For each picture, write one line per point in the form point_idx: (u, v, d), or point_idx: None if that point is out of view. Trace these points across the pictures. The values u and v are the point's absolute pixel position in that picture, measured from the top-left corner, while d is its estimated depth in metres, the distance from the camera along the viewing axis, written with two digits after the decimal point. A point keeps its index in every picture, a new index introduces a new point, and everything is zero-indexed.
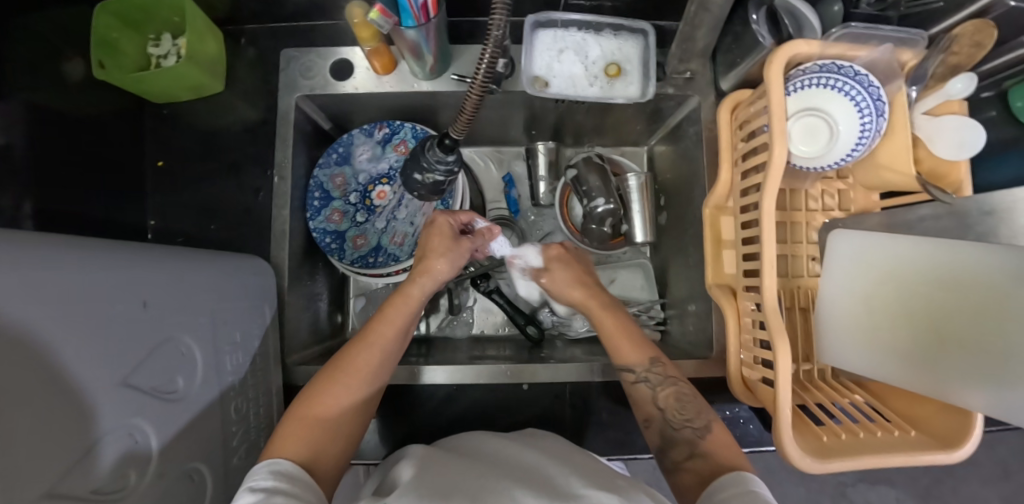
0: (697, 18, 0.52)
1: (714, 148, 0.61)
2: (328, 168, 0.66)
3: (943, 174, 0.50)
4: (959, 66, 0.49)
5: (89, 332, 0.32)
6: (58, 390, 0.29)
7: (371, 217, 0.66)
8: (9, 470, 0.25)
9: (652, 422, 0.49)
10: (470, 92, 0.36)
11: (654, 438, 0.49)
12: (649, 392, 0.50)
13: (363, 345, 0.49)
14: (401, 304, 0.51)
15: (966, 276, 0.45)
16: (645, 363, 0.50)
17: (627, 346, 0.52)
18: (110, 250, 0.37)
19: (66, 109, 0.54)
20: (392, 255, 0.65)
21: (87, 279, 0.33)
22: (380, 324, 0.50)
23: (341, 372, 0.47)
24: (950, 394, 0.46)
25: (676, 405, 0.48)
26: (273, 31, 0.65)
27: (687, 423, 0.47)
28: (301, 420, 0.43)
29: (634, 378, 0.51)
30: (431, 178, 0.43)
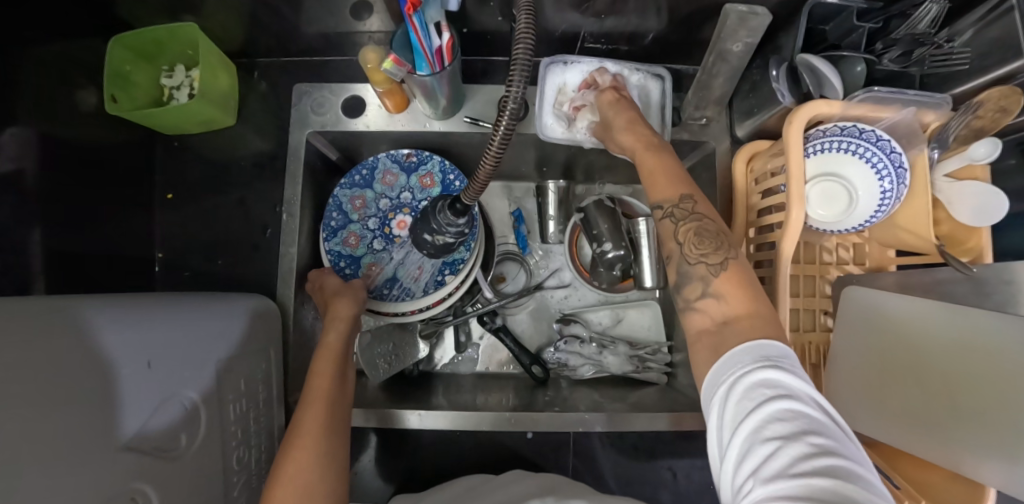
0: (715, 67, 0.52)
1: (728, 198, 0.60)
2: (350, 188, 0.64)
3: (964, 239, 0.49)
4: (983, 130, 0.47)
5: (71, 407, 0.32)
6: (45, 468, 0.28)
7: (389, 248, 0.63)
8: None
9: (671, 258, 0.43)
10: (483, 162, 0.35)
11: (671, 274, 0.43)
12: (671, 226, 0.43)
13: (308, 407, 0.47)
14: (326, 353, 0.52)
15: (983, 343, 0.44)
16: (672, 196, 0.44)
17: (662, 179, 0.45)
18: (105, 317, 0.37)
19: (75, 140, 0.54)
20: (406, 290, 0.62)
21: (65, 350, 0.33)
22: (315, 381, 0.49)
23: (300, 440, 0.44)
24: (961, 463, 0.44)
25: (698, 239, 0.42)
26: (286, 65, 0.64)
27: (703, 260, 0.41)
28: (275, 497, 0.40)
29: (659, 213, 0.45)
30: (442, 239, 0.43)
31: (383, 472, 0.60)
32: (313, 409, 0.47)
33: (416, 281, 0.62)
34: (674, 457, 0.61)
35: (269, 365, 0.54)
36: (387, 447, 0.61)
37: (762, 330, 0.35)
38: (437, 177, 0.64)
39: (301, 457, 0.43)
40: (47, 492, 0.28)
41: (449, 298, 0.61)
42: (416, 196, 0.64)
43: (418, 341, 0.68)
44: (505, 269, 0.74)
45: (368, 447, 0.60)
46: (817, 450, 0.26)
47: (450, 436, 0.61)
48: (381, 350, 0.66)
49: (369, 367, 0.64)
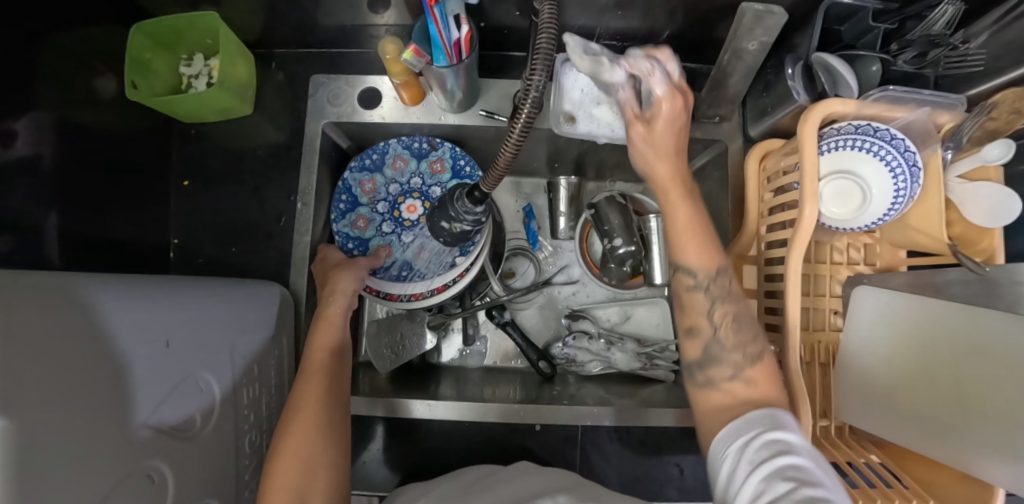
0: (730, 65, 0.53)
1: (739, 196, 0.60)
2: (360, 172, 0.65)
3: (975, 240, 0.49)
4: (997, 131, 0.47)
5: (94, 384, 0.31)
6: (65, 449, 0.28)
7: (398, 232, 0.64)
8: None
9: (698, 332, 0.43)
10: (505, 147, 0.36)
11: (696, 350, 0.43)
12: (705, 302, 0.43)
13: (307, 380, 0.48)
14: (327, 324, 0.52)
15: (986, 345, 0.44)
16: (714, 272, 0.43)
17: (698, 247, 0.44)
18: (114, 291, 0.36)
19: (94, 126, 0.54)
20: (417, 272, 0.61)
21: (80, 320, 0.31)
22: (314, 355, 0.50)
23: (297, 415, 0.46)
24: (969, 463, 0.45)
25: (732, 323, 0.43)
26: (303, 56, 0.65)
27: (741, 346, 0.42)
28: (277, 473, 0.43)
29: (692, 283, 0.44)
30: (459, 227, 0.43)
31: (389, 464, 0.61)
32: (312, 384, 0.48)
33: (426, 263, 0.62)
34: (681, 454, 0.61)
35: (282, 352, 0.55)
36: (394, 437, 0.62)
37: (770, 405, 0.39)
38: (449, 163, 0.64)
39: (301, 430, 0.45)
40: (69, 472, 0.28)
41: (453, 285, 0.58)
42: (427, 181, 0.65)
43: (426, 332, 0.68)
44: (515, 264, 0.74)
45: (377, 433, 0.61)
46: (825, 499, 0.30)
47: (458, 427, 0.62)
48: (384, 341, 0.68)
49: (376, 357, 0.66)
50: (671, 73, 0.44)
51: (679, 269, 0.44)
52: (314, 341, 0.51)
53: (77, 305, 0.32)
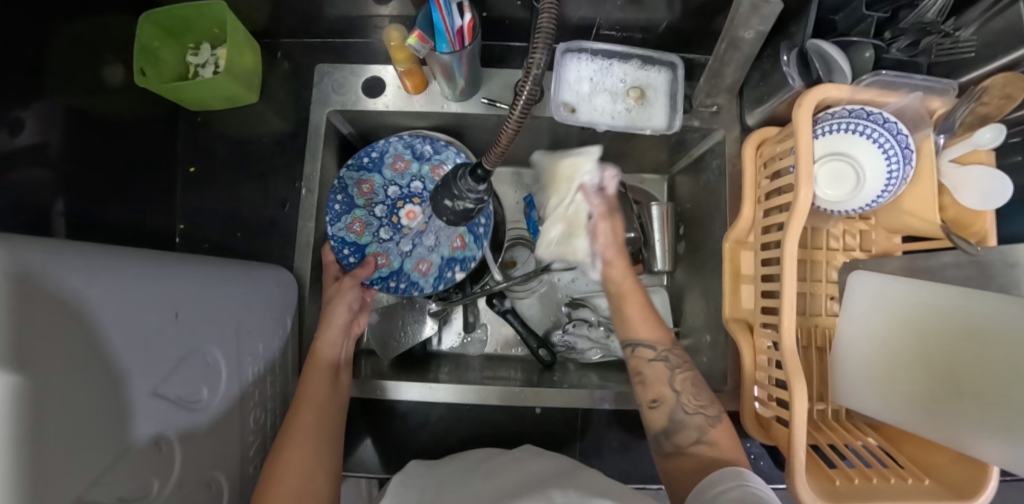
0: (727, 54, 0.54)
1: (737, 184, 0.62)
2: (359, 171, 0.64)
3: (969, 222, 0.49)
4: (988, 116, 0.48)
5: (111, 350, 0.32)
6: (81, 411, 0.30)
7: (396, 240, 0.66)
8: (41, 473, 0.26)
9: (663, 401, 0.53)
10: (506, 124, 0.36)
11: (660, 419, 0.52)
12: (665, 372, 0.54)
13: (297, 414, 0.49)
14: (320, 366, 0.54)
15: (981, 325, 0.45)
16: (667, 344, 0.56)
17: (649, 329, 0.58)
18: (132, 262, 0.37)
19: (101, 113, 0.55)
20: (414, 283, 0.65)
21: (102, 285, 0.33)
22: (310, 387, 0.51)
23: (290, 443, 0.46)
24: (965, 443, 0.45)
25: (690, 388, 0.53)
26: (308, 46, 0.66)
27: (699, 408, 0.52)
28: (268, 499, 0.42)
29: (650, 357, 0.56)
30: (462, 205, 0.44)
31: (390, 447, 0.61)
32: (306, 414, 0.49)
33: (422, 275, 0.66)
34: None
35: (286, 333, 0.56)
36: (395, 421, 0.62)
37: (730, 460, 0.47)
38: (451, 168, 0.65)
39: (294, 454, 0.45)
40: (77, 438, 0.29)
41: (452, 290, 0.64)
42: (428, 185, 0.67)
43: (427, 319, 0.69)
44: (515, 254, 0.76)
45: (379, 415, 0.62)
46: None
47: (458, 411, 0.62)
48: (389, 327, 0.69)
49: (378, 345, 0.68)
50: (609, 189, 0.63)
51: (639, 345, 0.57)
52: (313, 375, 0.53)
53: (95, 269, 0.33)
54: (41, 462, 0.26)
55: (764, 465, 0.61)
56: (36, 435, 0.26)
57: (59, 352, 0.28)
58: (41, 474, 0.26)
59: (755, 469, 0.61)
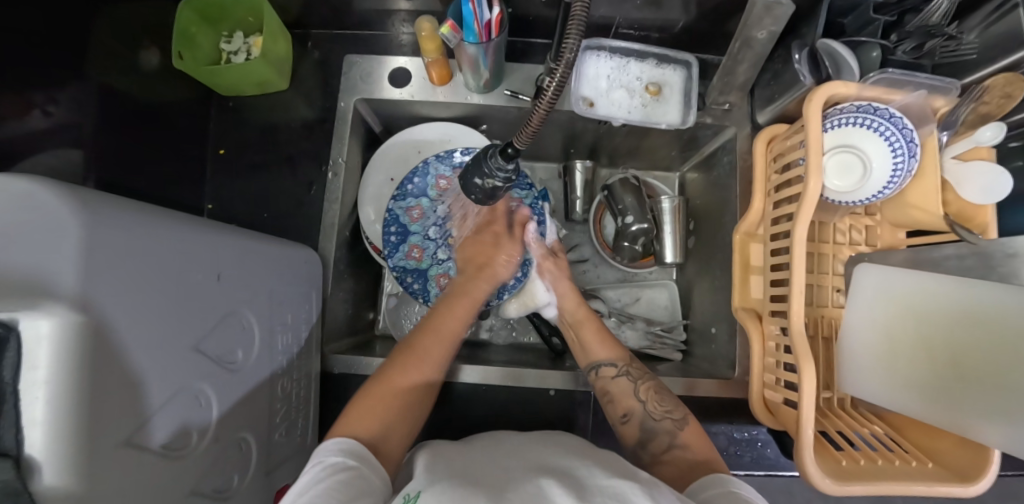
0: (740, 53, 0.56)
1: (748, 178, 0.64)
2: (443, 166, 0.69)
3: (971, 216, 0.51)
4: (989, 115, 0.51)
5: (160, 302, 0.34)
6: (131, 357, 0.31)
7: (437, 243, 0.70)
8: (93, 410, 0.28)
9: (632, 414, 0.55)
10: (536, 107, 0.37)
11: (634, 431, 0.54)
12: (629, 385, 0.56)
13: (423, 337, 0.55)
14: (464, 301, 0.60)
15: (981, 314, 0.45)
16: (626, 359, 0.58)
17: (602, 348, 0.60)
18: (189, 224, 0.40)
19: (140, 95, 0.58)
20: (425, 289, 0.69)
21: (165, 243, 0.35)
22: (449, 317, 0.58)
23: (408, 363, 0.52)
24: (968, 429, 0.46)
25: (654, 398, 0.55)
26: (338, 38, 0.70)
27: (665, 414, 0.53)
28: (367, 406, 0.48)
29: (614, 374, 0.58)
30: (491, 183, 0.47)
31: None
32: (434, 340, 0.55)
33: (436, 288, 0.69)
34: None
35: (311, 309, 0.59)
36: None
37: (707, 453, 0.49)
38: (528, 207, 0.70)
39: (407, 373, 0.52)
40: (126, 383, 0.31)
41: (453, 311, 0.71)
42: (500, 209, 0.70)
43: None
44: None
45: None
46: None
47: (471, 393, 0.64)
48: None
49: None
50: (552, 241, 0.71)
51: (602, 366, 0.59)
52: (446, 311, 0.58)
53: (151, 224, 0.35)
54: (100, 402, 0.28)
55: (769, 452, 0.63)
56: (97, 376, 0.28)
57: (118, 304, 0.30)
58: (100, 413, 0.28)
59: (761, 456, 0.63)
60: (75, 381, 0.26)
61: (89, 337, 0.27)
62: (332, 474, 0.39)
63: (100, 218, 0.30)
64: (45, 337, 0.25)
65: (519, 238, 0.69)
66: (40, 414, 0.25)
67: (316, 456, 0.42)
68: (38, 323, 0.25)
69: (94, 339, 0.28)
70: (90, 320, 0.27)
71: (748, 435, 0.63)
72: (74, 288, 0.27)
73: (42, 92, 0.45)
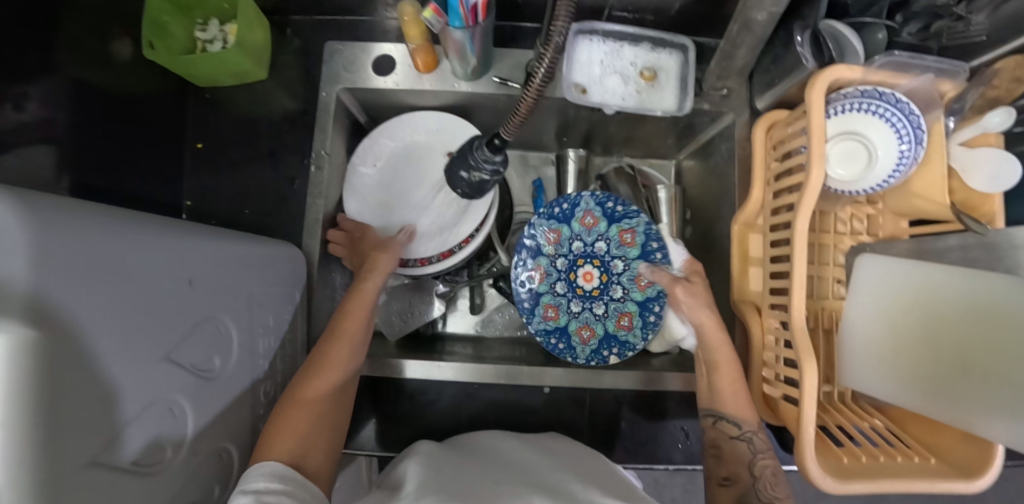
0: (739, 37, 0.53)
1: (746, 167, 0.62)
2: (547, 222, 0.69)
3: (978, 204, 0.49)
4: (998, 100, 0.49)
5: (124, 311, 0.32)
6: (94, 372, 0.29)
7: (568, 298, 0.69)
8: (52, 432, 0.26)
9: (739, 484, 0.52)
10: (524, 96, 0.36)
11: (729, 500, 0.51)
12: (747, 454, 0.53)
13: (331, 342, 0.52)
14: (359, 300, 0.55)
15: (987, 304, 0.43)
16: (756, 427, 0.53)
17: (740, 407, 0.54)
18: (156, 227, 0.37)
19: (113, 90, 0.55)
20: (572, 348, 0.66)
21: (132, 249, 0.33)
22: (347, 320, 0.53)
23: (320, 370, 0.49)
24: (972, 425, 0.44)
25: (769, 478, 0.52)
26: (319, 24, 0.67)
27: (774, 499, 0.50)
28: (281, 425, 0.45)
29: (735, 434, 0.54)
30: (478, 176, 0.45)
31: (398, 425, 0.63)
32: (340, 344, 0.51)
33: (581, 343, 0.67)
34: (685, 417, 0.63)
35: (295, 309, 0.58)
36: (404, 400, 0.63)
37: None
38: (640, 236, 0.68)
39: (322, 384, 0.49)
40: (90, 399, 0.29)
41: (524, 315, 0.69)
42: (615, 247, 0.69)
43: (436, 300, 0.72)
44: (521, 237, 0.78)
45: (391, 398, 0.63)
46: None
47: (465, 390, 0.64)
48: (394, 308, 0.71)
49: (386, 324, 0.69)
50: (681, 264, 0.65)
51: (725, 420, 0.54)
52: (347, 312, 0.54)
53: (112, 230, 0.32)
54: (58, 423, 0.26)
55: (768, 446, 0.62)
56: (54, 395, 0.26)
57: (79, 315, 0.28)
58: (58, 434, 0.26)
59: None
60: (31, 400, 0.24)
61: (43, 354, 0.25)
62: (258, 498, 0.37)
63: (55, 227, 0.27)
64: None
65: (641, 277, 0.68)
66: None
67: (239, 486, 0.39)
68: None
69: (52, 355, 0.26)
70: (42, 335, 0.25)
71: None
72: (23, 304, 0.24)
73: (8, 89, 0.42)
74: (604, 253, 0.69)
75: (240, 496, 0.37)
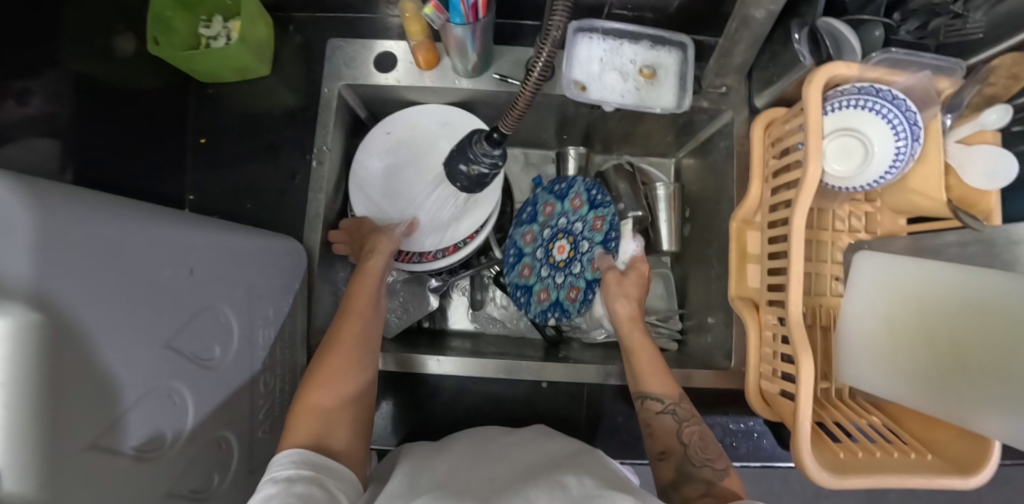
0: (737, 34, 0.54)
1: (743, 164, 0.62)
2: (548, 194, 0.72)
3: (975, 201, 0.50)
4: (995, 97, 0.49)
5: (126, 298, 0.32)
6: (98, 357, 0.30)
7: (541, 264, 0.71)
8: (56, 414, 0.26)
9: (671, 454, 0.50)
10: (522, 90, 0.36)
11: (668, 473, 0.49)
12: (672, 424, 0.51)
13: (343, 324, 0.53)
14: (365, 281, 0.58)
15: (983, 300, 0.43)
16: (677, 397, 0.52)
17: (655, 379, 0.54)
18: (158, 217, 0.38)
19: (117, 84, 0.56)
20: (528, 302, 0.70)
21: (134, 239, 0.34)
22: (356, 300, 0.55)
23: (335, 349, 0.50)
24: (968, 420, 0.44)
25: (698, 442, 0.50)
26: (321, 21, 0.67)
27: (707, 462, 0.48)
28: (304, 405, 0.45)
29: (659, 409, 0.52)
30: (477, 169, 0.46)
31: (396, 419, 0.63)
32: (351, 323, 0.53)
33: (539, 302, 0.70)
34: None
35: (295, 302, 0.58)
36: (402, 394, 0.64)
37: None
38: (608, 225, 0.68)
39: (339, 364, 0.49)
40: (94, 383, 0.29)
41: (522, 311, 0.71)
42: (584, 228, 0.70)
43: (429, 295, 0.72)
44: None
45: (389, 392, 0.63)
46: None
47: (464, 385, 0.64)
48: (392, 305, 0.71)
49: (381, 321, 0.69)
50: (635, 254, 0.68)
51: (649, 398, 0.53)
52: (354, 296, 0.56)
53: (114, 218, 0.33)
54: (63, 406, 0.27)
55: (766, 443, 0.62)
56: (59, 378, 0.26)
57: (84, 301, 0.28)
58: (63, 418, 0.27)
59: (756, 447, 0.63)
60: (36, 383, 0.25)
61: (47, 337, 0.26)
62: (289, 488, 0.36)
63: (58, 214, 0.28)
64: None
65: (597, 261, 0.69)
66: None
67: (267, 473, 0.38)
68: None
69: (57, 341, 0.26)
70: (48, 319, 0.26)
71: (743, 427, 0.63)
72: (27, 289, 0.25)
73: (13, 81, 0.43)
74: (577, 230, 0.70)
75: (268, 486, 0.36)
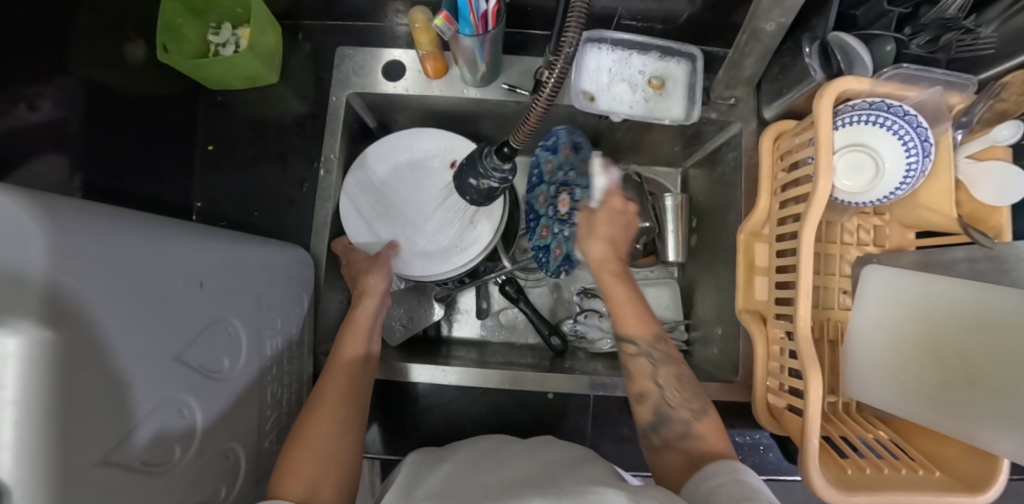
0: (747, 46, 0.54)
1: (753, 175, 0.62)
2: (546, 151, 0.68)
3: (985, 218, 0.49)
4: (1007, 112, 0.48)
5: (138, 311, 0.32)
6: (107, 373, 0.29)
7: (551, 219, 0.67)
8: (67, 432, 0.26)
9: (650, 396, 0.51)
10: (534, 105, 0.36)
11: (647, 414, 0.51)
12: (649, 367, 0.52)
13: (329, 377, 0.51)
14: (355, 329, 0.56)
15: (993, 318, 0.43)
16: (652, 340, 0.53)
17: (632, 319, 0.55)
18: (167, 229, 0.38)
19: (126, 91, 0.56)
20: (546, 261, 0.68)
21: (146, 252, 0.34)
22: (344, 351, 0.54)
23: (323, 403, 0.48)
24: (976, 437, 0.44)
25: (674, 382, 0.51)
26: (331, 29, 0.67)
27: (684, 404, 0.50)
28: (292, 462, 0.43)
29: (635, 351, 0.53)
30: (487, 183, 0.46)
31: (403, 428, 0.63)
32: (336, 378, 0.51)
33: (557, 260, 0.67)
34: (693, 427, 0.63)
35: (303, 310, 0.59)
36: (408, 403, 0.64)
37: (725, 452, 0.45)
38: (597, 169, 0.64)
39: (325, 419, 0.47)
40: (104, 398, 0.29)
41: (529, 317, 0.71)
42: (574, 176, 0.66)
43: (434, 305, 0.72)
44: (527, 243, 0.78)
45: (396, 401, 0.64)
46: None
47: (469, 395, 0.64)
48: (395, 313, 0.71)
49: (385, 331, 0.69)
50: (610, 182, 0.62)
51: (624, 341, 0.54)
52: (343, 346, 0.54)
53: (124, 232, 0.32)
54: (73, 421, 0.27)
55: (772, 456, 0.63)
56: (70, 395, 0.26)
57: (97, 315, 0.28)
58: (75, 434, 0.27)
59: (763, 460, 0.63)
60: (48, 399, 0.25)
61: (58, 353, 0.25)
62: None
63: (70, 230, 0.28)
64: (11, 355, 0.23)
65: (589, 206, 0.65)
66: (8, 436, 0.23)
67: None
68: (4, 341, 0.23)
69: (67, 356, 0.26)
70: (58, 334, 0.25)
71: (749, 439, 0.63)
72: (37, 306, 0.25)
73: (25, 90, 0.43)
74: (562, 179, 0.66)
75: None
